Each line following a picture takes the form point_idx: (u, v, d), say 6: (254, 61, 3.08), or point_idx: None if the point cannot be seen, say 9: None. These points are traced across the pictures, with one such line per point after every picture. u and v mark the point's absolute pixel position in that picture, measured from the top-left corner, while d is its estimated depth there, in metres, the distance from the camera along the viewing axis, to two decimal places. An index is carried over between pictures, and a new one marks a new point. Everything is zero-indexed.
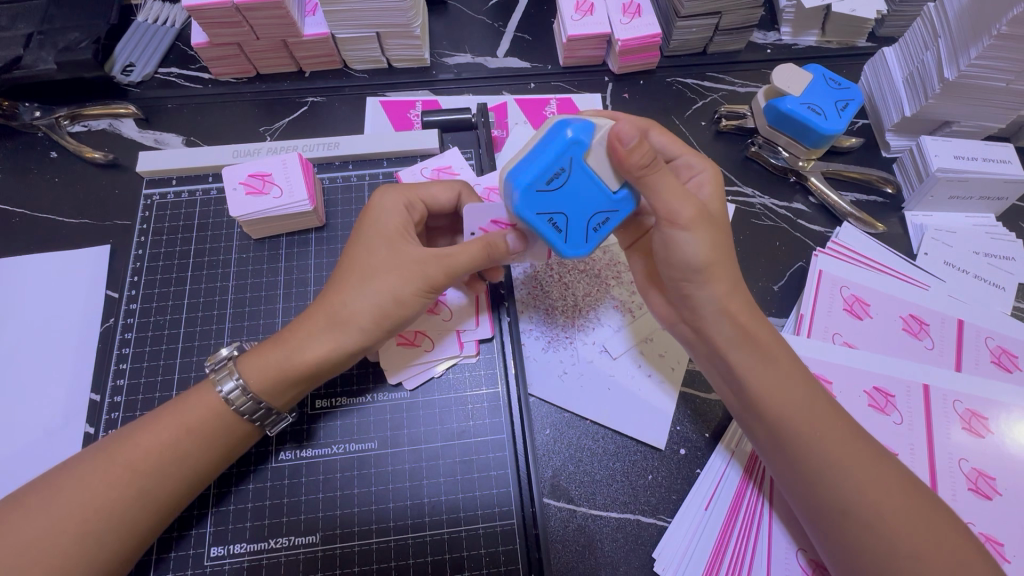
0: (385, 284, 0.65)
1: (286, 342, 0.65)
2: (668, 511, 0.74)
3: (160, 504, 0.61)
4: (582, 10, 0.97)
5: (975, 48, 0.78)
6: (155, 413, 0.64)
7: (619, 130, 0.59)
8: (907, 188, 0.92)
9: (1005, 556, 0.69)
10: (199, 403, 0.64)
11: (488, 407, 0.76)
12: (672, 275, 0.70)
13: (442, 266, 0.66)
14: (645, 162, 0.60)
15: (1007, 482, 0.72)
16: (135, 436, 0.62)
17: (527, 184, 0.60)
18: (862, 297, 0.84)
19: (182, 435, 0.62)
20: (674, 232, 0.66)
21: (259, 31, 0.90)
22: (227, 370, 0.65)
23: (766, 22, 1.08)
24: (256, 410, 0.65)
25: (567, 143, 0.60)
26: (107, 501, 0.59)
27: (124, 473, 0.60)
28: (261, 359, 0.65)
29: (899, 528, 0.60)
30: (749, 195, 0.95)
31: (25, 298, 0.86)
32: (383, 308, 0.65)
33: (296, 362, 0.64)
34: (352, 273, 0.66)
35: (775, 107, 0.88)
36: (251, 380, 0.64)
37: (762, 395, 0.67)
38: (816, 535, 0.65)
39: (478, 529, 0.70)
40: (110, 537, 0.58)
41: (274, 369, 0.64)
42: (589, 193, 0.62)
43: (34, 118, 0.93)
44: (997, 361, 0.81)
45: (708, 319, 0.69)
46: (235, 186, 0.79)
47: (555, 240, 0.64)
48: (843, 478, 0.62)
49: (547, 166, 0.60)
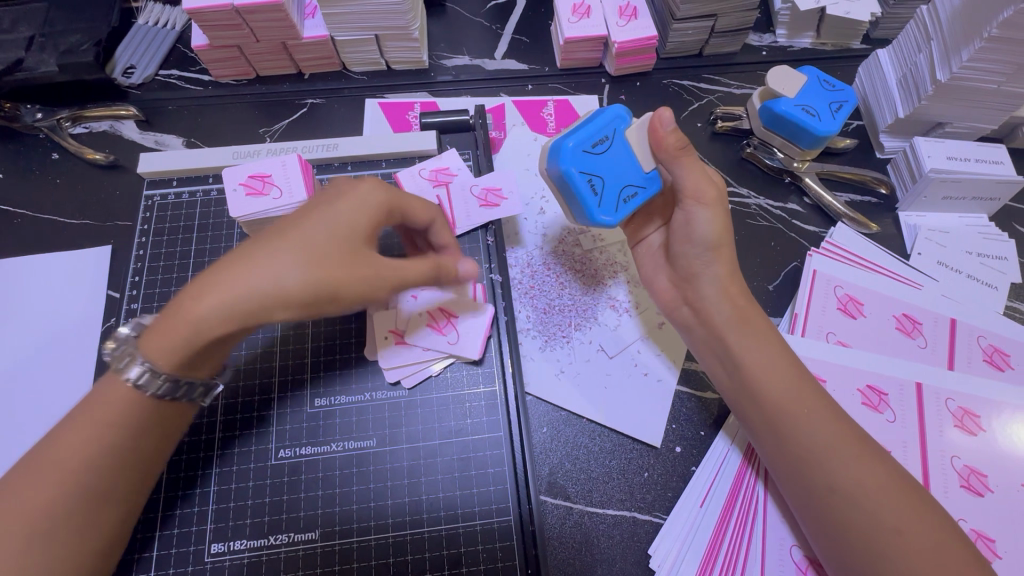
0: (303, 250, 0.59)
1: (185, 312, 0.57)
2: (663, 508, 0.75)
3: (103, 497, 0.57)
4: (579, 13, 0.98)
5: (967, 50, 0.79)
6: (72, 414, 0.59)
7: (660, 114, 0.70)
8: (901, 189, 0.93)
9: (996, 552, 0.70)
10: (114, 393, 0.59)
11: (485, 406, 0.77)
12: (686, 253, 0.77)
13: (376, 278, 0.62)
14: (680, 146, 0.70)
15: (999, 479, 0.73)
16: (59, 437, 0.57)
17: (574, 145, 0.69)
18: (855, 296, 0.84)
19: (106, 427, 0.58)
20: (693, 208, 0.73)
21: (258, 33, 0.91)
22: (131, 357, 0.58)
23: (762, 24, 1.09)
24: (176, 390, 0.60)
25: (611, 117, 0.72)
26: (53, 500, 0.55)
27: (52, 473, 0.55)
28: (166, 332, 0.58)
29: (882, 508, 0.61)
30: (744, 196, 0.96)
31: (27, 298, 0.87)
32: (298, 279, 0.58)
33: (191, 331, 0.57)
34: (273, 241, 0.60)
35: (770, 109, 0.89)
36: (156, 358, 0.58)
37: (753, 378, 0.70)
38: (805, 525, 0.65)
39: (476, 526, 0.71)
40: (66, 534, 0.55)
41: (177, 344, 0.57)
42: (625, 164, 0.72)
43: (35, 119, 0.94)
44: (990, 359, 0.82)
45: (711, 299, 0.74)
46: (235, 187, 0.80)
47: (590, 201, 0.71)
48: (830, 458, 0.64)
49: (592, 131, 0.70)
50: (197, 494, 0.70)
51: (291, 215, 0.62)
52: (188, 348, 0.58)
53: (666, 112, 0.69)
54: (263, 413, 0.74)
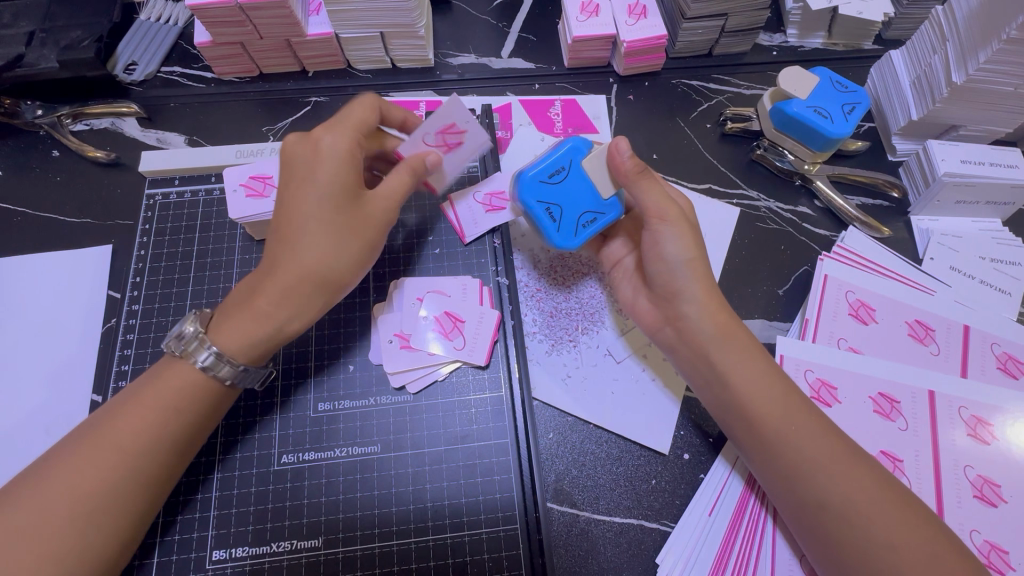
0: (331, 233, 0.66)
1: (258, 308, 0.65)
2: (671, 516, 0.74)
3: (155, 481, 0.61)
4: (588, 11, 0.97)
5: (984, 52, 0.77)
6: (131, 393, 0.64)
7: (617, 143, 0.71)
8: (913, 192, 0.92)
9: (1009, 564, 0.68)
10: (176, 376, 0.64)
11: (491, 411, 0.76)
12: (660, 272, 0.73)
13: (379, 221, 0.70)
14: (638, 169, 0.70)
15: (1013, 490, 0.72)
16: (119, 419, 0.61)
17: (533, 176, 0.73)
18: (867, 301, 0.83)
19: (156, 412, 0.62)
20: (660, 227, 0.72)
21: (262, 30, 0.90)
22: (200, 341, 0.65)
23: (773, 24, 1.07)
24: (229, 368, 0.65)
25: (569, 148, 0.73)
26: (108, 481, 0.59)
27: (111, 454, 0.59)
28: (233, 324, 0.65)
29: (874, 520, 0.60)
30: (754, 198, 0.95)
31: (27, 298, 0.86)
32: (331, 256, 0.66)
33: (263, 326, 0.65)
34: (296, 227, 0.66)
35: (781, 110, 0.87)
36: (224, 345, 0.65)
37: (738, 392, 0.68)
38: (803, 539, 0.64)
39: (481, 533, 0.70)
40: (108, 518, 0.58)
41: (246, 336, 0.65)
42: (583, 191, 0.73)
43: (36, 116, 0.93)
44: (1003, 367, 0.80)
45: (692, 316, 0.71)
46: (235, 188, 0.78)
47: (549, 228, 0.73)
48: (820, 471, 0.63)
49: (549, 163, 0.73)
50: (198, 500, 0.69)
51: (298, 194, 0.67)
52: (263, 336, 0.66)
53: (621, 140, 0.70)
54: (262, 419, 0.73)
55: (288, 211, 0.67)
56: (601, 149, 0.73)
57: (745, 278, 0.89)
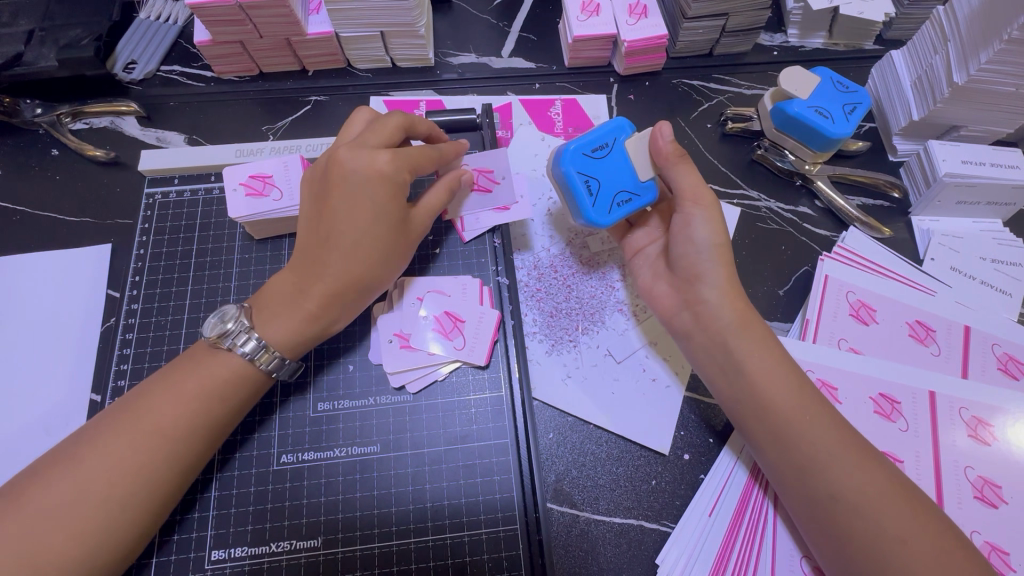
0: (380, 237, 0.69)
1: (296, 303, 0.69)
2: (671, 516, 0.74)
3: (186, 467, 0.62)
4: (588, 11, 0.96)
5: (985, 52, 0.77)
6: (168, 377, 0.65)
7: (660, 126, 0.72)
8: (914, 192, 0.92)
9: (1010, 565, 0.68)
10: (216, 364, 0.66)
11: (491, 411, 0.75)
12: (687, 255, 0.74)
13: (423, 219, 0.73)
14: (678, 154, 0.72)
15: (1013, 491, 0.72)
16: (156, 401, 0.63)
17: (575, 147, 0.72)
18: (868, 302, 0.83)
19: (195, 400, 0.63)
20: (692, 211, 0.73)
21: (262, 29, 0.89)
22: (245, 331, 0.67)
23: (773, 24, 1.07)
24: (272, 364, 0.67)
25: (613, 126, 0.73)
26: (143, 465, 0.60)
27: (150, 437, 0.61)
28: (278, 316, 0.68)
29: (883, 514, 0.60)
30: (755, 198, 0.94)
31: (26, 297, 0.85)
32: (380, 260, 0.70)
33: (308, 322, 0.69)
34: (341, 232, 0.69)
35: (781, 110, 0.87)
36: (271, 341, 0.67)
37: (753, 381, 0.68)
38: (809, 535, 0.64)
39: (481, 534, 0.69)
40: (136, 501, 0.59)
41: (291, 330, 0.68)
42: (621, 170, 0.73)
43: (35, 115, 0.93)
44: (1004, 368, 0.80)
45: (712, 301, 0.72)
46: (235, 187, 0.78)
47: (583, 200, 0.72)
48: (831, 463, 0.62)
49: (593, 137, 0.73)
50: (197, 499, 0.69)
51: (339, 209, 0.68)
52: (310, 332, 0.69)
53: (665, 124, 0.71)
54: (261, 419, 0.73)
55: (331, 222, 0.68)
56: (645, 132, 0.74)
57: (745, 278, 0.89)
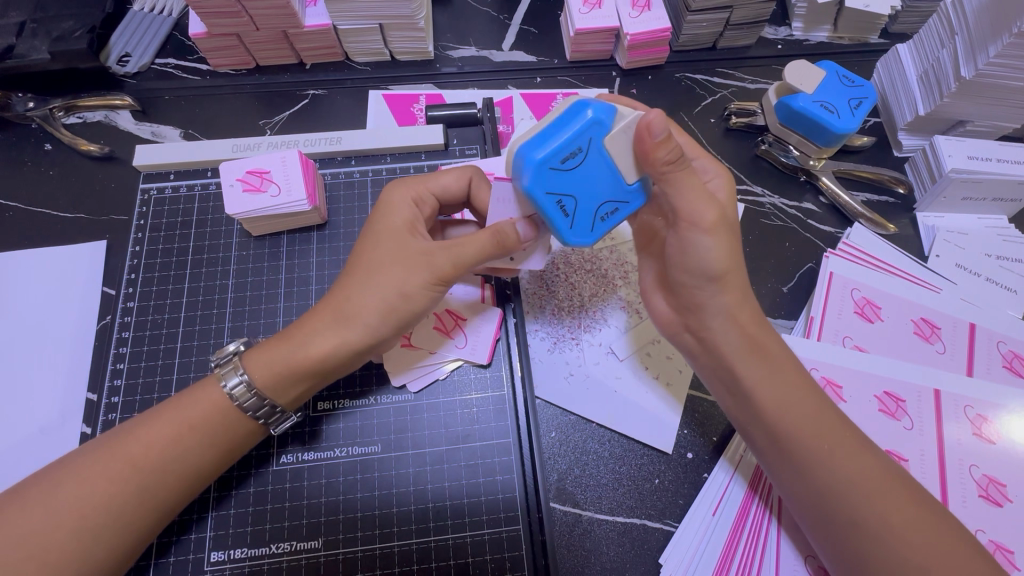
0: (393, 276, 0.64)
1: (294, 338, 0.64)
2: (674, 515, 0.73)
3: (160, 503, 0.60)
4: (591, 3, 0.95)
5: (994, 46, 0.76)
6: (157, 408, 0.63)
7: (649, 119, 0.57)
8: (919, 188, 0.91)
9: (1016, 564, 0.68)
10: (202, 398, 0.63)
11: (493, 410, 0.75)
12: (687, 282, 0.69)
13: (451, 257, 0.64)
14: (670, 158, 0.59)
15: (1018, 489, 0.71)
16: (136, 431, 0.61)
17: (541, 160, 0.57)
18: (873, 300, 0.82)
19: (175, 436, 0.61)
20: (692, 235, 0.65)
21: (258, 21, 0.88)
22: (232, 366, 0.64)
23: (778, 16, 1.06)
24: (260, 408, 0.63)
25: (587, 123, 0.57)
26: (110, 497, 0.58)
27: (122, 468, 0.59)
28: (265, 355, 0.64)
29: (907, 539, 0.58)
30: (758, 194, 0.94)
31: (19, 295, 0.84)
32: (389, 303, 0.63)
33: (301, 360, 0.63)
34: (360, 270, 0.65)
35: (787, 105, 0.86)
36: (256, 376, 0.63)
37: (767, 407, 0.66)
38: (827, 557, 0.63)
39: (483, 535, 0.69)
40: (107, 531, 0.57)
41: (281, 366, 0.63)
42: (602, 179, 0.60)
43: (27, 109, 0.91)
44: (1009, 366, 0.80)
45: (717, 329, 0.69)
46: (232, 183, 0.76)
47: (560, 222, 0.61)
48: (850, 488, 0.61)
49: (562, 144, 0.57)
50: (195, 520, 0.67)
51: (366, 238, 0.67)
52: (283, 364, 0.63)
53: (655, 116, 0.56)
54: (260, 454, 0.70)
55: (357, 250, 0.67)
56: (626, 120, 0.58)
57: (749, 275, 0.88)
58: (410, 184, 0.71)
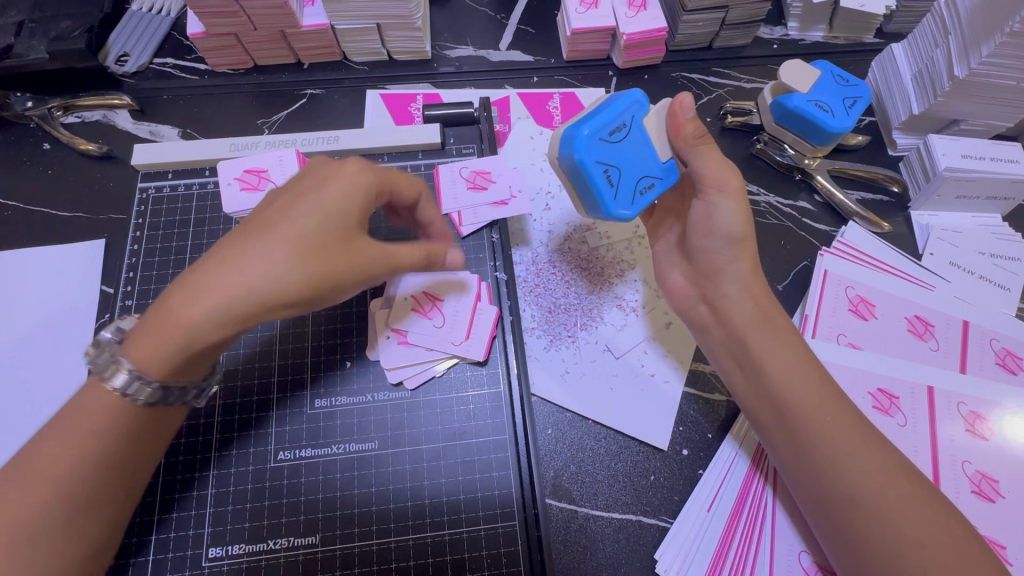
0: (310, 251, 0.55)
1: (179, 316, 0.52)
2: (670, 512, 0.74)
3: (100, 495, 0.53)
4: (587, 3, 0.95)
5: (987, 45, 0.77)
6: (55, 417, 0.54)
7: (682, 98, 0.68)
8: (913, 187, 0.91)
9: (1007, 558, 0.68)
10: (105, 399, 0.53)
11: (489, 407, 0.75)
12: (706, 247, 0.74)
13: (385, 262, 0.60)
14: (699, 134, 0.69)
15: (1010, 485, 0.72)
16: (44, 441, 0.52)
17: (590, 133, 0.65)
18: (867, 297, 0.83)
19: (93, 434, 0.53)
20: (716, 198, 0.71)
21: (256, 21, 0.88)
22: (117, 362, 0.53)
23: (773, 17, 1.06)
24: (160, 396, 0.54)
25: (628, 103, 0.67)
26: (46, 503, 0.50)
27: (44, 474, 0.50)
28: (152, 339, 0.53)
29: (900, 513, 0.59)
30: (754, 192, 0.94)
31: (19, 294, 0.85)
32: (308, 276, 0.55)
33: (195, 342, 0.53)
34: (266, 236, 0.55)
35: (781, 104, 0.86)
36: (146, 363, 0.52)
37: (771, 379, 0.68)
38: (820, 532, 0.64)
39: (480, 531, 0.69)
40: (54, 541, 0.50)
41: (173, 349, 0.53)
42: (641, 154, 0.69)
43: (26, 108, 0.91)
44: (1002, 363, 0.80)
45: (732, 297, 0.73)
46: (229, 182, 0.77)
47: (605, 192, 0.67)
48: (848, 461, 0.62)
49: (610, 119, 0.66)
50: (192, 517, 0.68)
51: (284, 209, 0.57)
52: (173, 351, 0.53)
53: (687, 96, 0.67)
54: (257, 451, 0.71)
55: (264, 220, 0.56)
56: (661, 106, 0.70)
57: None
58: (353, 156, 0.63)
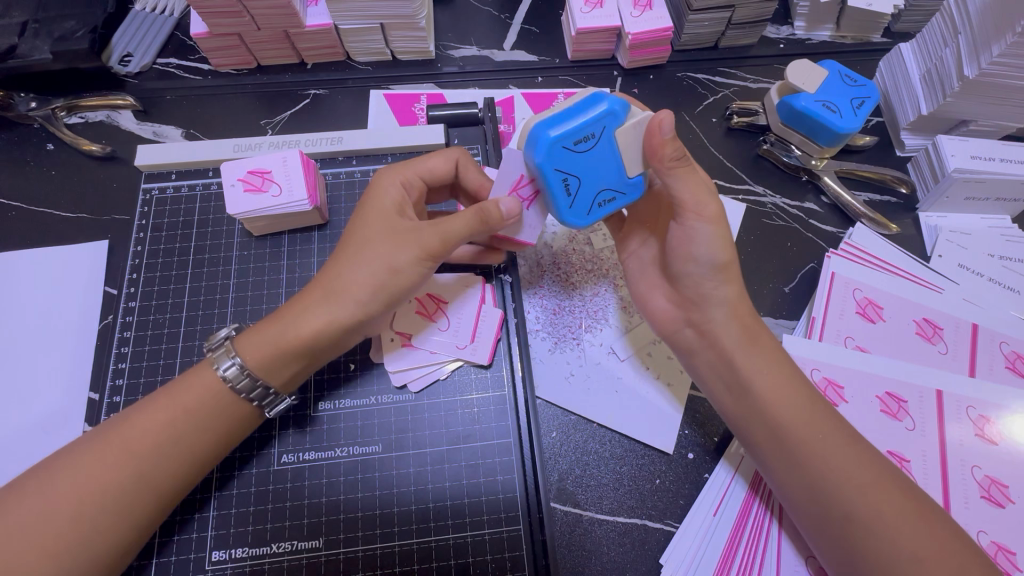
0: (383, 251, 0.65)
1: (283, 319, 0.65)
2: (675, 516, 0.73)
3: (156, 479, 0.60)
4: (592, 2, 0.95)
5: (998, 45, 0.76)
6: (152, 396, 0.63)
7: (661, 118, 0.60)
8: (921, 188, 0.91)
9: (1016, 565, 0.68)
10: (200, 384, 0.63)
11: (494, 410, 0.75)
12: (690, 273, 0.70)
13: (439, 233, 0.65)
14: (677, 156, 0.61)
15: (1020, 491, 0.71)
16: (133, 418, 0.61)
17: (554, 139, 0.59)
18: (875, 300, 0.82)
19: (180, 414, 0.62)
20: (693, 224, 0.66)
21: (260, 21, 0.88)
22: (225, 350, 0.64)
23: (779, 15, 1.05)
24: (253, 389, 0.64)
25: (603, 111, 0.59)
26: (110, 481, 0.58)
27: (120, 453, 0.59)
28: (261, 347, 0.64)
29: (898, 529, 0.58)
30: (760, 194, 0.93)
31: (21, 296, 0.84)
32: (379, 278, 0.65)
33: (292, 338, 0.64)
34: (348, 250, 0.67)
35: (788, 105, 0.86)
36: (250, 359, 0.63)
37: (762, 399, 0.67)
38: (820, 548, 0.63)
39: (484, 535, 0.69)
40: (109, 513, 0.57)
41: (272, 346, 0.64)
42: (608, 166, 0.63)
43: (29, 108, 0.91)
44: (1011, 366, 0.79)
45: (719, 323, 0.70)
46: (232, 183, 0.76)
47: (560, 201, 0.63)
48: (844, 479, 0.61)
49: (577, 128, 0.59)
50: (195, 519, 0.68)
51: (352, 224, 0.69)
52: (277, 355, 0.64)
53: (668, 116, 0.59)
54: (262, 453, 0.71)
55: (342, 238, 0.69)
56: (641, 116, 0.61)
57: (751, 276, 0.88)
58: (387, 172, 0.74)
